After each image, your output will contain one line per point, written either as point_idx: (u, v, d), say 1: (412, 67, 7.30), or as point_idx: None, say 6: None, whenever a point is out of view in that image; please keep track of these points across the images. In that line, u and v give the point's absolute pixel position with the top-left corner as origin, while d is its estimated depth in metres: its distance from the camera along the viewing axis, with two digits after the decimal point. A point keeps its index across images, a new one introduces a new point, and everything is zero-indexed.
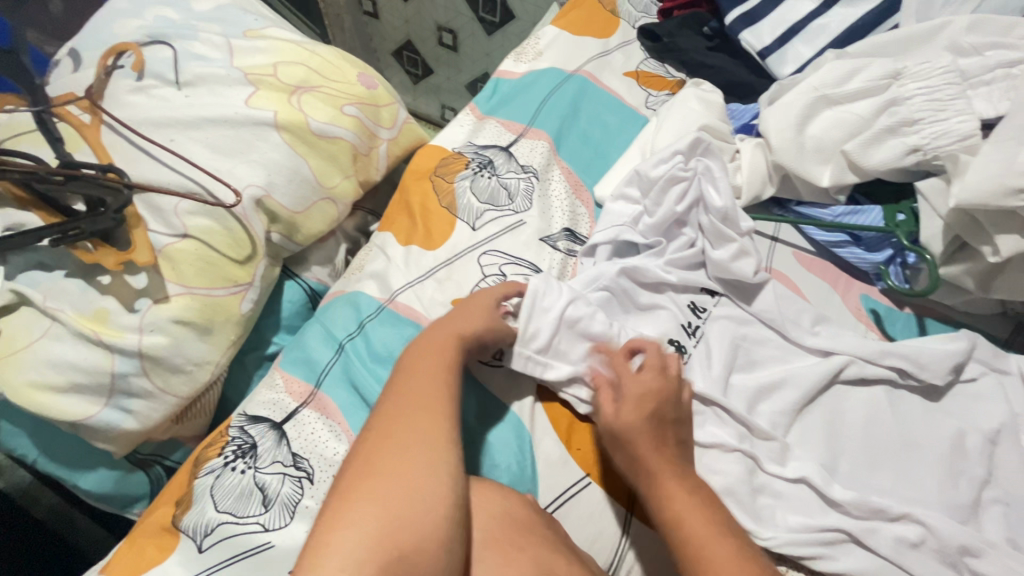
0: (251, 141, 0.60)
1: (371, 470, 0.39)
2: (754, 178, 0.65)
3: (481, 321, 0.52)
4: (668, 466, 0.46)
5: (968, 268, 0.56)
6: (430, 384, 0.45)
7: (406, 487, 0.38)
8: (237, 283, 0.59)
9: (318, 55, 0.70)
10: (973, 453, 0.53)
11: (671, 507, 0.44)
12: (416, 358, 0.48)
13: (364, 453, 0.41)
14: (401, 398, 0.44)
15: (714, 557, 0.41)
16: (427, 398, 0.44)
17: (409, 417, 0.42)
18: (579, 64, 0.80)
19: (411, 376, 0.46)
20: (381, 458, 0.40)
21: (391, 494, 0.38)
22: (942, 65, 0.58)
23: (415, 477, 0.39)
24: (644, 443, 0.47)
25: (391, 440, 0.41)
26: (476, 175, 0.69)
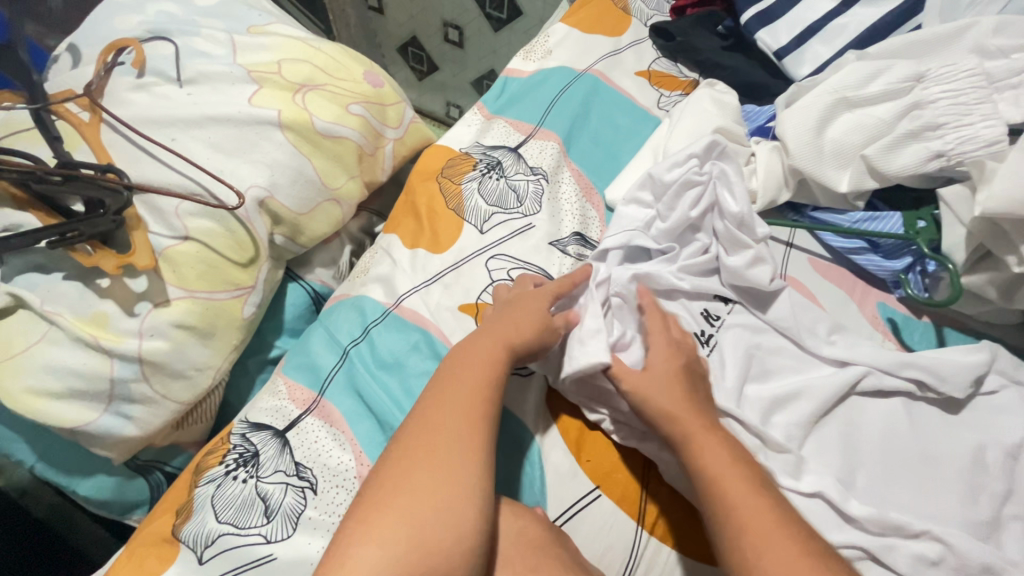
0: (255, 140, 0.59)
1: (398, 487, 0.38)
2: (769, 183, 0.63)
3: (532, 328, 0.50)
4: (701, 420, 0.46)
5: (992, 277, 0.55)
6: (469, 396, 0.43)
7: (431, 509, 0.37)
8: (239, 286, 0.57)
9: (324, 52, 0.68)
10: (993, 468, 0.52)
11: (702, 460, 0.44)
12: (456, 361, 0.47)
13: (392, 463, 0.40)
14: (435, 405, 0.43)
15: (747, 503, 0.41)
16: (463, 412, 0.42)
17: (441, 431, 0.41)
18: (591, 62, 0.79)
19: (450, 383, 0.44)
20: (409, 473, 0.38)
21: (416, 515, 0.36)
22: (967, 68, 0.56)
23: (440, 497, 0.37)
24: (667, 393, 0.48)
25: (420, 451, 0.40)
26: (484, 177, 0.68)
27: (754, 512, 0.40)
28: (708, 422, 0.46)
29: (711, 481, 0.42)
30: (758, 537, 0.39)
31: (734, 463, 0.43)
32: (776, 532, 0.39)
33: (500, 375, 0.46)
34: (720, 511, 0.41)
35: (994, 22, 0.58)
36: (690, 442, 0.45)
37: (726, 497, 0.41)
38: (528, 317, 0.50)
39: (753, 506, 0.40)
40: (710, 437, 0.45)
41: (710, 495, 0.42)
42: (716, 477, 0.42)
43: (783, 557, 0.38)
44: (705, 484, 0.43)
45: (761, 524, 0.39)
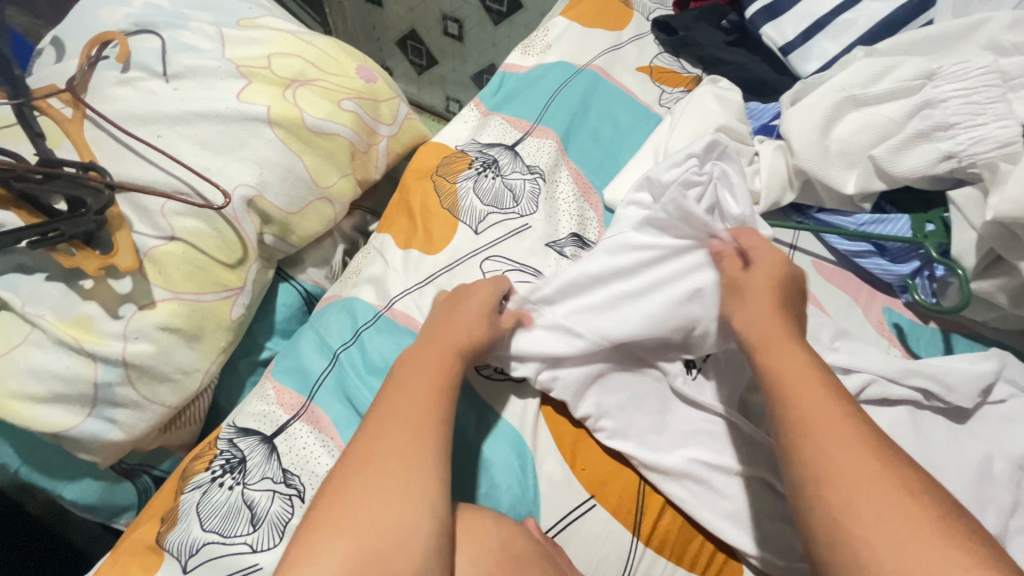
0: (244, 137, 0.57)
1: (345, 500, 0.37)
2: (773, 183, 0.61)
3: (477, 325, 0.49)
4: (782, 329, 0.45)
5: (1003, 283, 0.53)
6: (417, 404, 0.42)
7: (378, 521, 0.35)
8: (227, 288, 0.56)
9: (315, 46, 0.66)
10: (1000, 479, 0.50)
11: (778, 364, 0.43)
12: (407, 368, 0.46)
13: (340, 477, 0.38)
14: (383, 415, 0.41)
15: (821, 402, 0.39)
16: (408, 420, 0.41)
17: (385, 441, 0.39)
18: (590, 58, 0.76)
19: (397, 393, 0.43)
20: (354, 487, 0.37)
21: (360, 528, 0.35)
22: (981, 66, 0.54)
23: (389, 508, 0.36)
24: (761, 300, 0.48)
25: (369, 462, 0.38)
26: (479, 175, 0.66)
27: (821, 409, 0.38)
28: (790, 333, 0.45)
29: (779, 377, 0.42)
30: (831, 447, 0.36)
31: (812, 371, 0.41)
32: (862, 448, 0.36)
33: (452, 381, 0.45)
34: (793, 420, 0.39)
35: (1009, 18, 0.56)
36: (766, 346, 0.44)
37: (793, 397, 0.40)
38: (471, 316, 0.50)
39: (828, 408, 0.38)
40: (785, 342, 0.44)
41: (788, 401, 0.40)
42: (788, 391, 0.40)
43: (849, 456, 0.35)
44: (776, 379, 0.42)
45: (841, 436, 0.36)
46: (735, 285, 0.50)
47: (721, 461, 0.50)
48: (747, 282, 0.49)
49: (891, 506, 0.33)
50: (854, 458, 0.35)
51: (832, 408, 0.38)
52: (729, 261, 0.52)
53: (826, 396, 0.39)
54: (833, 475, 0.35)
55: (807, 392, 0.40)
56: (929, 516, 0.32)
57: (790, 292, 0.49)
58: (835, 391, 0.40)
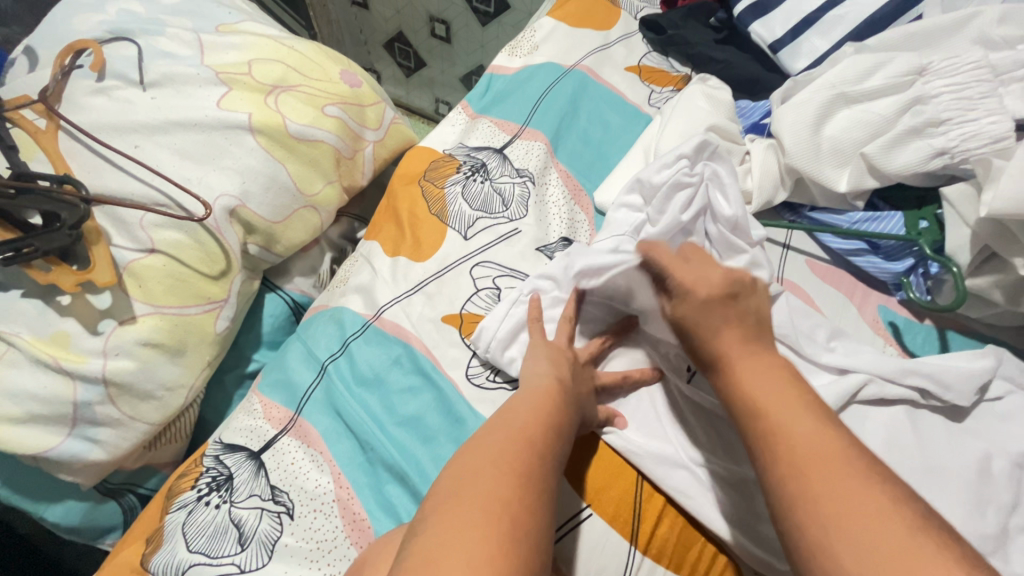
0: (224, 145, 0.56)
1: (483, 499, 0.34)
2: (765, 182, 0.60)
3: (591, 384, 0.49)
4: (748, 347, 0.43)
5: (997, 280, 0.52)
6: (519, 454, 0.38)
7: (517, 536, 0.33)
8: (211, 300, 0.55)
9: (297, 51, 0.65)
10: (999, 478, 0.50)
11: (742, 386, 0.41)
12: (538, 394, 0.45)
13: (476, 477, 0.36)
14: (517, 432, 0.40)
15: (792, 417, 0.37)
16: (509, 467, 0.37)
17: (490, 489, 0.35)
18: (578, 58, 0.75)
19: (530, 416, 0.42)
20: (493, 489, 0.35)
21: (487, 525, 0.32)
22: (971, 61, 0.53)
23: (524, 525, 0.34)
24: (702, 330, 0.45)
25: (509, 472, 0.36)
26: (468, 180, 0.65)
27: (794, 426, 0.37)
28: (761, 352, 0.43)
29: (747, 397, 0.40)
30: (805, 463, 0.35)
31: (788, 389, 0.40)
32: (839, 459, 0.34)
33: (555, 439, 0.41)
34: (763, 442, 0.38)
35: (999, 12, 0.55)
36: (730, 364, 0.43)
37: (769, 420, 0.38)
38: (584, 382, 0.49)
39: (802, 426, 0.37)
40: (750, 361, 0.42)
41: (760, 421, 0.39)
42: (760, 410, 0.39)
43: (827, 476, 0.34)
44: (745, 402, 0.40)
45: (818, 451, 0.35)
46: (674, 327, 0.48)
47: (718, 466, 0.49)
48: (680, 316, 0.47)
49: (873, 518, 0.31)
50: (834, 471, 0.34)
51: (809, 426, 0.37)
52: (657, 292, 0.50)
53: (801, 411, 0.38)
54: (810, 492, 0.34)
55: (779, 409, 0.38)
56: (913, 522, 0.31)
57: (735, 312, 0.45)
58: (809, 404, 0.38)
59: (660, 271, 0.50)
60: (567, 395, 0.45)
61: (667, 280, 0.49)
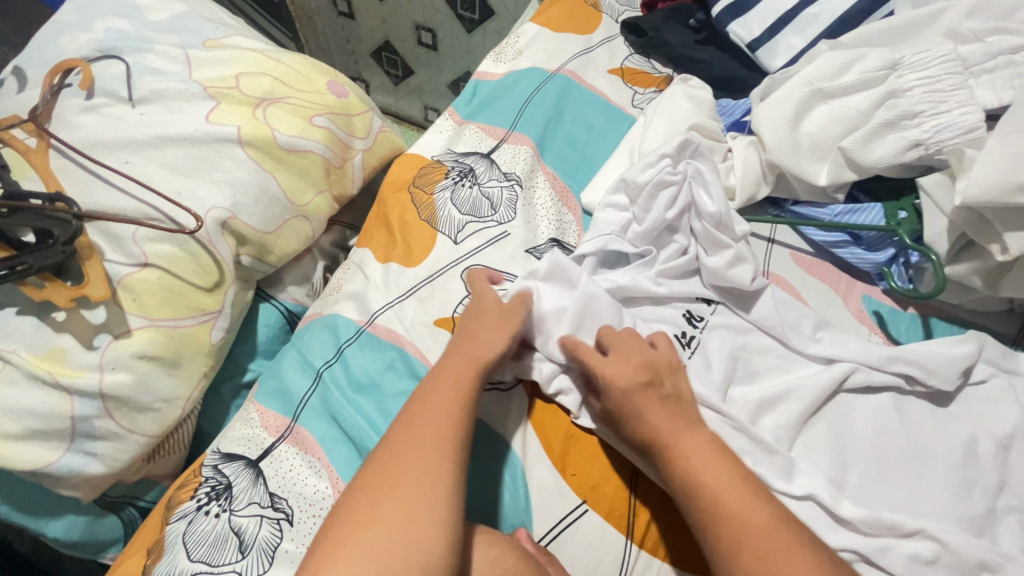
0: (215, 159, 0.56)
1: (375, 492, 0.38)
2: (747, 178, 0.61)
3: (495, 329, 0.50)
4: (682, 426, 0.46)
5: (976, 266, 0.54)
6: (409, 439, 0.41)
7: (401, 510, 0.37)
8: (205, 311, 0.55)
9: (283, 63, 0.66)
10: (985, 460, 0.52)
11: (683, 466, 0.44)
12: (439, 371, 0.47)
13: (373, 472, 0.40)
14: (412, 416, 0.43)
15: (732, 497, 0.42)
16: (399, 453, 0.41)
17: (381, 481, 0.39)
18: (562, 62, 0.76)
19: (427, 392, 0.45)
20: (384, 480, 0.39)
21: (375, 517, 0.37)
22: (942, 54, 0.55)
23: (411, 498, 0.37)
24: (628, 423, 0.47)
25: (399, 455, 0.40)
26: (456, 185, 0.66)
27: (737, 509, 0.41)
28: (691, 425, 0.47)
29: (690, 479, 0.44)
30: (753, 547, 0.40)
31: (726, 467, 0.44)
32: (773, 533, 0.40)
33: (455, 408, 0.44)
34: (715, 531, 0.41)
35: (967, 6, 0.57)
36: (671, 447, 0.45)
37: (715, 503, 0.42)
38: (488, 332, 0.49)
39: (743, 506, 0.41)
40: (691, 439, 0.45)
41: (702, 510, 0.42)
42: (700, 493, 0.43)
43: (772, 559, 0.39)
44: (686, 483, 0.44)
45: (754, 532, 0.40)
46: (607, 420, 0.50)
47: None
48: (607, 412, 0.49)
49: None
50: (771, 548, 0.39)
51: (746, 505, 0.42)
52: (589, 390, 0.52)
53: (736, 488, 0.43)
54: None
55: (718, 489, 0.43)
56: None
57: (657, 397, 0.47)
58: (741, 479, 0.43)
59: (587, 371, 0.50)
60: (462, 358, 0.47)
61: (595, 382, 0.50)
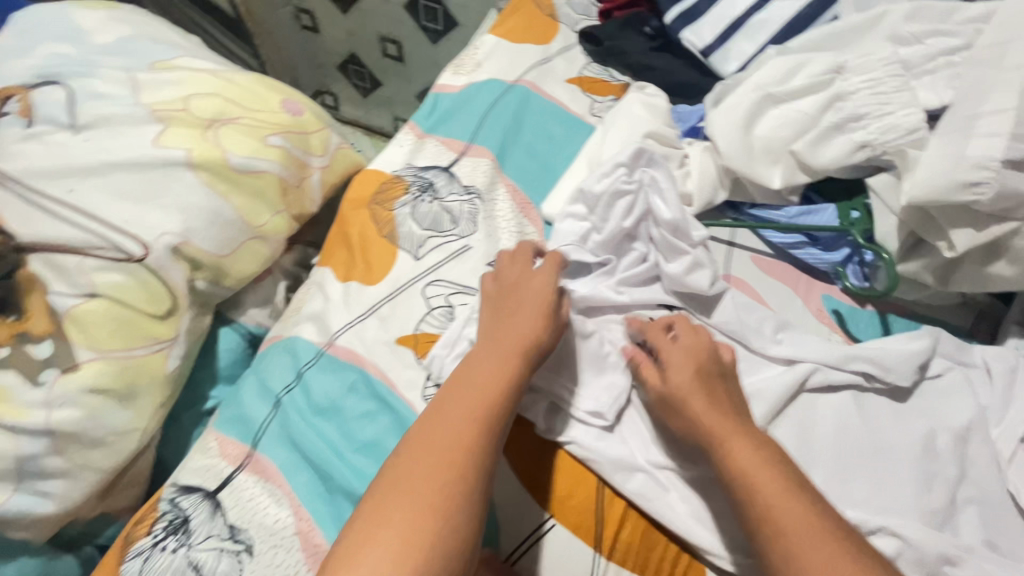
0: (164, 184, 0.55)
1: (410, 476, 0.39)
2: (704, 184, 0.62)
3: (535, 317, 0.49)
4: (732, 423, 0.45)
5: (927, 263, 0.54)
6: (447, 425, 0.42)
7: (432, 501, 0.38)
8: (159, 340, 0.54)
9: (234, 83, 0.65)
10: (944, 454, 0.52)
11: (736, 463, 0.43)
12: (481, 354, 0.47)
13: (410, 455, 0.40)
14: (449, 400, 0.44)
15: (783, 494, 0.41)
16: (438, 440, 0.41)
17: (416, 467, 0.39)
18: (520, 72, 0.76)
19: (467, 377, 0.45)
20: (419, 466, 0.39)
21: (407, 505, 0.37)
22: (883, 57, 0.56)
23: (442, 489, 0.38)
24: (701, 400, 0.47)
25: (435, 440, 0.41)
26: (417, 201, 0.65)
27: (787, 509, 0.40)
28: (742, 424, 0.46)
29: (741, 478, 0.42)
30: (803, 547, 0.38)
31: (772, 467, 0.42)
32: (819, 538, 0.38)
33: (494, 400, 0.44)
34: (764, 530, 0.40)
35: (906, 9, 0.58)
36: (723, 442, 0.44)
37: (765, 502, 0.41)
38: (529, 315, 0.49)
39: (792, 506, 0.40)
40: (741, 437, 0.44)
41: (751, 506, 0.41)
42: (738, 481, 0.42)
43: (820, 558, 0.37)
44: (737, 481, 0.42)
45: (802, 534, 0.39)
46: (663, 397, 0.49)
47: (675, 463, 0.51)
48: (673, 388, 0.49)
49: None
50: (815, 556, 0.38)
51: (795, 504, 0.40)
52: (645, 368, 0.52)
53: (785, 489, 0.41)
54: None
55: (770, 489, 0.41)
56: None
57: (717, 387, 0.48)
58: (791, 480, 0.42)
59: (653, 348, 0.53)
60: (505, 345, 0.47)
61: (658, 359, 0.52)
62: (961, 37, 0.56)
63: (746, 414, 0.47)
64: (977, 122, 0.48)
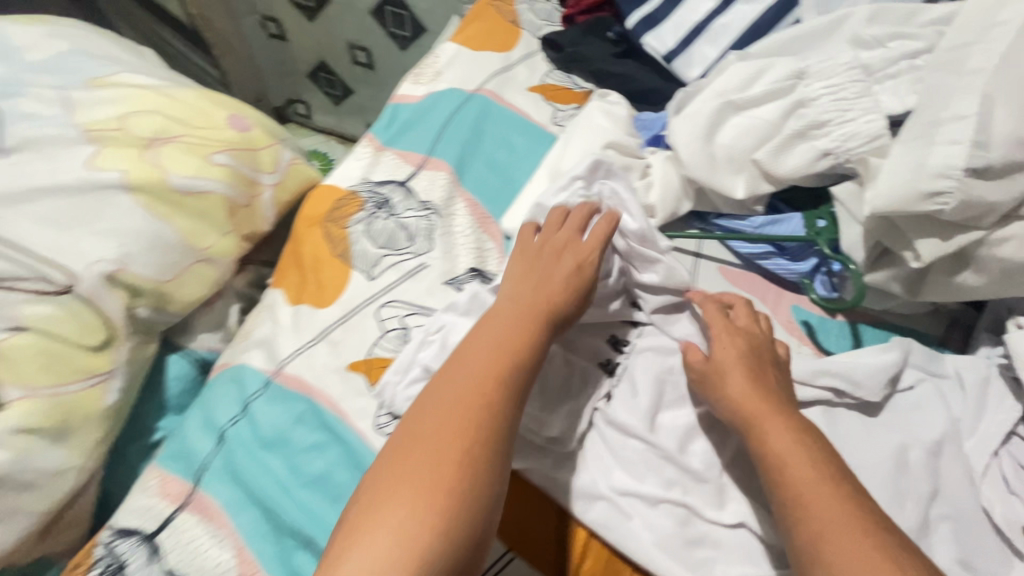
0: (98, 208, 0.52)
1: (434, 435, 0.38)
2: (667, 195, 0.59)
3: (565, 281, 0.48)
4: (772, 405, 0.45)
5: (894, 273, 0.53)
6: (472, 387, 0.41)
7: (455, 462, 0.37)
8: (95, 374, 0.51)
9: (177, 99, 0.62)
10: (917, 470, 0.51)
11: (773, 443, 0.43)
12: (509, 313, 0.46)
13: (434, 414, 0.40)
14: (475, 360, 0.42)
15: (820, 479, 0.40)
16: (463, 401, 0.40)
17: (440, 426, 0.39)
18: (481, 81, 0.74)
19: (494, 339, 0.44)
20: (441, 426, 0.39)
21: (431, 464, 0.37)
22: (844, 62, 0.54)
23: (466, 452, 0.38)
24: (745, 381, 0.47)
25: (461, 402, 0.40)
26: (372, 217, 0.63)
27: (822, 491, 0.39)
28: (785, 408, 0.45)
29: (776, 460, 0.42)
30: (832, 531, 0.37)
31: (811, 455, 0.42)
32: (850, 524, 0.37)
33: (519, 363, 0.43)
34: (793, 513, 0.40)
35: (867, 12, 0.57)
36: (760, 424, 0.44)
37: (797, 484, 0.40)
38: (562, 277, 0.48)
39: (829, 491, 0.39)
40: (779, 420, 0.44)
41: (784, 487, 0.41)
42: (767, 448, 0.43)
43: (849, 545, 0.36)
44: (773, 460, 0.42)
45: (833, 520, 0.38)
46: (706, 379, 0.49)
47: (639, 489, 0.49)
48: (717, 362, 0.49)
49: None
50: (844, 541, 0.37)
51: (829, 489, 0.39)
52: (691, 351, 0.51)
53: (820, 474, 0.40)
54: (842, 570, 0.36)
55: (806, 474, 0.40)
56: None
57: (764, 371, 0.48)
58: (831, 468, 0.41)
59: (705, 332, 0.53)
60: (533, 309, 0.46)
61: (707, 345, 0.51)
62: (922, 40, 0.55)
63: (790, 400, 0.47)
64: (938, 129, 0.47)
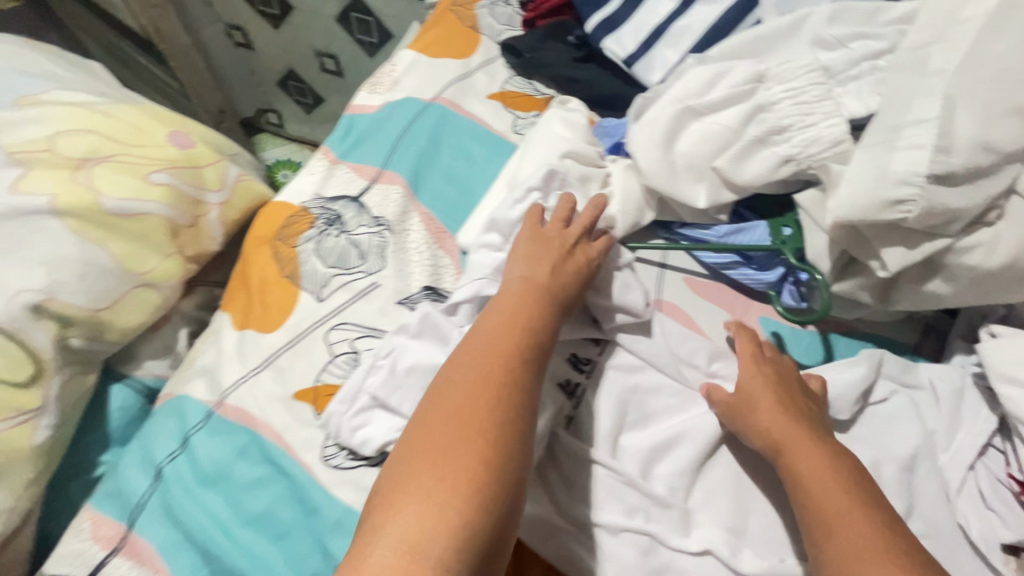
0: (22, 234, 0.49)
1: (457, 409, 0.37)
2: (628, 205, 0.57)
3: (571, 268, 0.49)
4: (800, 431, 0.44)
5: (862, 282, 0.51)
6: (489, 361, 0.40)
7: (485, 431, 0.36)
8: (23, 411, 0.47)
9: (113, 117, 0.59)
10: (890, 488, 0.48)
11: (805, 477, 0.42)
12: (519, 293, 0.46)
13: (454, 389, 0.39)
14: (490, 336, 0.42)
15: (854, 515, 0.39)
16: (482, 374, 0.39)
17: (462, 399, 0.38)
18: (438, 89, 0.71)
19: (506, 316, 0.44)
20: (464, 400, 0.38)
21: (458, 436, 0.36)
22: (804, 64, 0.53)
23: (493, 421, 0.37)
24: (771, 406, 0.46)
25: (481, 375, 0.39)
26: (322, 235, 0.60)
27: (857, 529, 0.38)
28: (816, 437, 0.44)
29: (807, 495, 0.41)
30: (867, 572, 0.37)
31: (844, 494, 0.41)
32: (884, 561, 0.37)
33: (535, 339, 0.43)
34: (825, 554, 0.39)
35: (827, 12, 0.55)
36: (790, 460, 0.43)
37: (831, 524, 0.39)
38: (571, 262, 0.49)
39: (867, 530, 0.38)
40: (809, 452, 0.43)
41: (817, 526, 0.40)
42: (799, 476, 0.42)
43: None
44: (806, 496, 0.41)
45: (865, 556, 0.37)
46: (735, 410, 0.48)
47: (599, 518, 0.46)
48: (743, 390, 0.48)
49: None
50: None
51: (864, 527, 0.39)
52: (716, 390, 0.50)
53: (852, 508, 0.40)
54: None
55: (838, 513, 0.40)
56: None
57: (791, 395, 0.47)
58: (867, 505, 0.40)
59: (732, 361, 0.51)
60: (542, 289, 0.46)
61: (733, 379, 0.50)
62: (884, 40, 0.53)
63: (820, 427, 0.46)
64: (900, 134, 0.45)
